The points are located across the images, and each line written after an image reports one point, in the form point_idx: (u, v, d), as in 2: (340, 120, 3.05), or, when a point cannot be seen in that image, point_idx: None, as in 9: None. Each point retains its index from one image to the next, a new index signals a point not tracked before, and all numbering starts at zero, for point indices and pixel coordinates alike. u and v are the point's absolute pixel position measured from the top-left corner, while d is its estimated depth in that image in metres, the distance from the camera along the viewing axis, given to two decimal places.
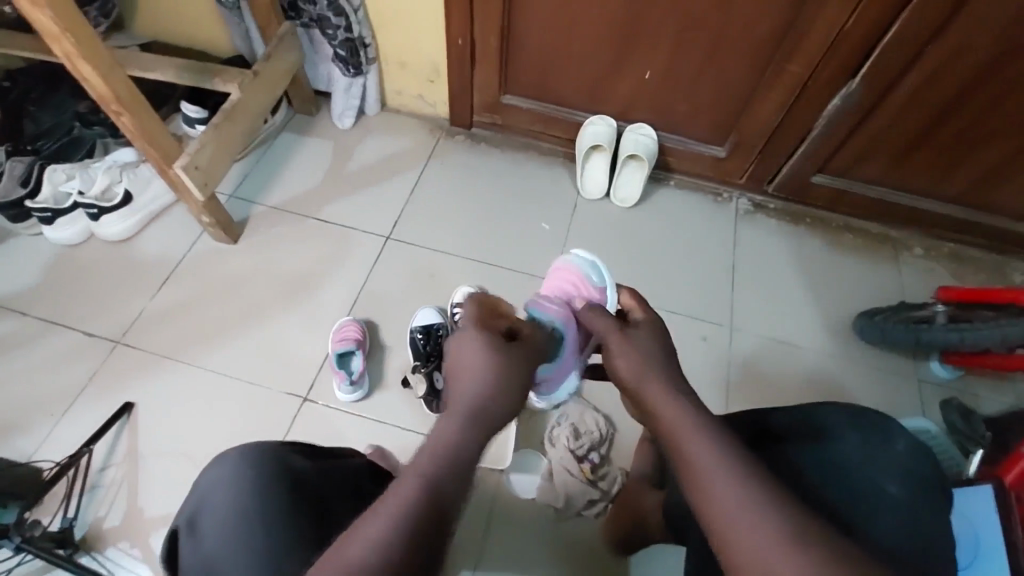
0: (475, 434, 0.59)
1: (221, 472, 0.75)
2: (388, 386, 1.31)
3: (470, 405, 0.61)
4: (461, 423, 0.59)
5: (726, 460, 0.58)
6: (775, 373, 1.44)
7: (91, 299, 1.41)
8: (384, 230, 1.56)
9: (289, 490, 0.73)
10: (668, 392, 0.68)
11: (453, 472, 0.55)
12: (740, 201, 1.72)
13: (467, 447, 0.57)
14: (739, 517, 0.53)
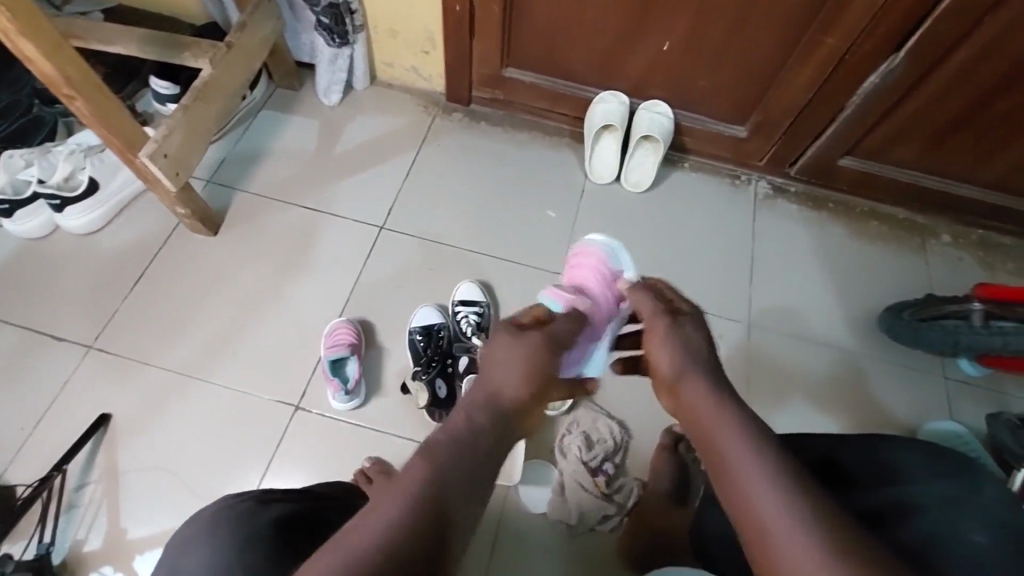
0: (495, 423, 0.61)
1: (211, 517, 0.68)
2: (387, 391, 1.22)
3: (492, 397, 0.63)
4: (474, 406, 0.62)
5: (779, 487, 0.53)
6: (797, 371, 1.36)
7: (60, 298, 1.29)
8: (377, 220, 1.44)
9: (287, 539, 0.66)
10: (711, 399, 0.63)
11: (461, 460, 0.56)
12: (759, 185, 1.61)
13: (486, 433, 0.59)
14: (779, 526, 0.50)
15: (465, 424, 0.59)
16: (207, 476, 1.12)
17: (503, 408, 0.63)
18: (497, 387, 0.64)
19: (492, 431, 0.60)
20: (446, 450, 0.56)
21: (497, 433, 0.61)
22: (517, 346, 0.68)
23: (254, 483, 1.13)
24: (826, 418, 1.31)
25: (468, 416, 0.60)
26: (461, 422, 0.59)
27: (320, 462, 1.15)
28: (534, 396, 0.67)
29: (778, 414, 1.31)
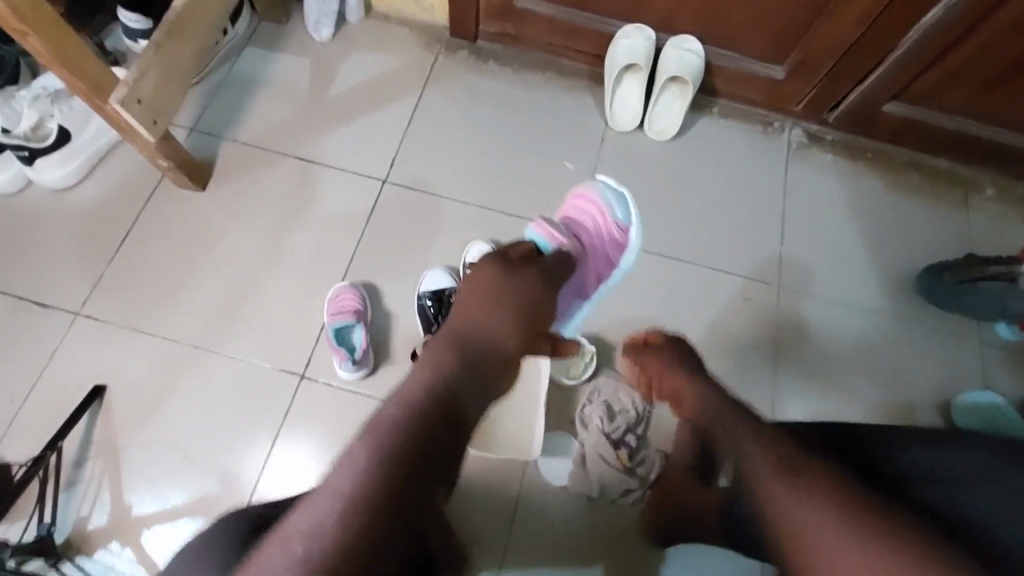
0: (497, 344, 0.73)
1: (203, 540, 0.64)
2: (396, 360, 1.16)
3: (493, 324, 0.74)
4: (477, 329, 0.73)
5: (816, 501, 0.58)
6: (825, 336, 1.30)
7: (38, 262, 1.19)
8: (379, 173, 1.32)
9: None
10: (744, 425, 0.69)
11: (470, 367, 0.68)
12: (793, 132, 1.48)
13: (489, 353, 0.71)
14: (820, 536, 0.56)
15: (432, 371, 0.66)
16: (212, 450, 1.08)
17: (497, 334, 0.74)
18: (479, 329, 0.73)
19: (461, 373, 0.67)
20: (415, 391, 0.63)
21: (466, 374, 0.67)
22: (508, 287, 0.79)
23: (264, 449, 1.09)
24: (852, 384, 1.27)
25: (437, 361, 0.67)
26: (429, 365, 0.67)
27: (330, 434, 1.10)
28: (501, 338, 0.73)
29: (803, 381, 1.26)
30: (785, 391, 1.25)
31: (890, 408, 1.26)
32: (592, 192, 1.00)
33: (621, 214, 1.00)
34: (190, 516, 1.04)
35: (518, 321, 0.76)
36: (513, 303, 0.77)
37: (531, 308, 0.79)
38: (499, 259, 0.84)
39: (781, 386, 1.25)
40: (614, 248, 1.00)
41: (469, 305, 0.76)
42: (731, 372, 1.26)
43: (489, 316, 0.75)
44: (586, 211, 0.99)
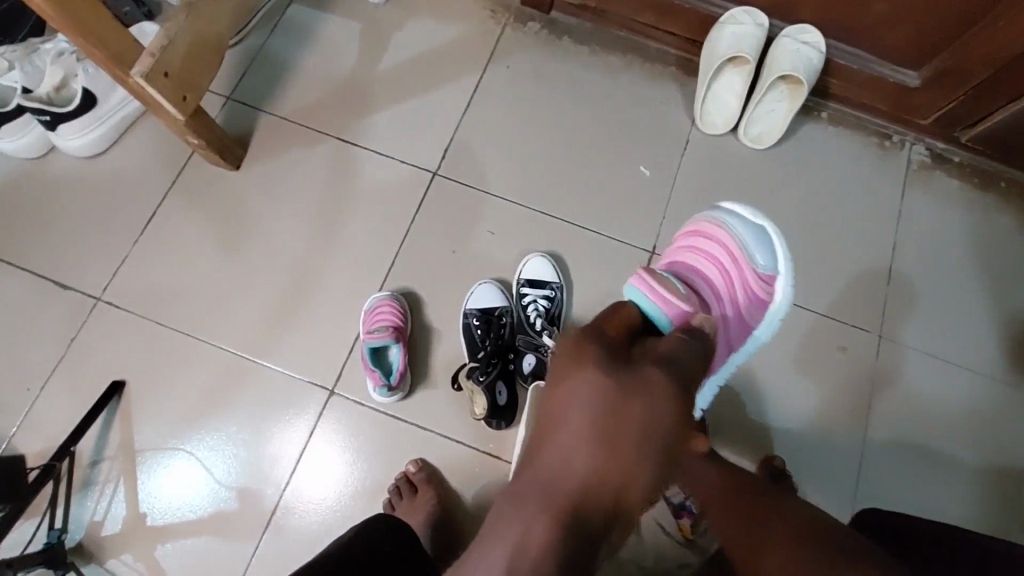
0: (604, 469, 0.52)
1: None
2: (435, 383, 1.04)
3: (598, 438, 0.53)
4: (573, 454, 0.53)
5: None
6: (927, 399, 1.12)
7: (61, 237, 1.10)
8: (430, 164, 1.17)
9: None
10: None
11: (561, 526, 0.51)
12: (914, 150, 1.25)
13: (591, 487, 0.52)
14: None
15: (512, 549, 0.52)
16: (232, 462, 1.00)
17: (603, 462, 0.52)
18: (579, 457, 0.53)
19: (551, 546, 0.51)
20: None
21: (557, 553, 0.51)
22: (614, 386, 0.55)
23: (286, 469, 1.00)
24: (952, 458, 1.09)
25: (517, 536, 0.52)
26: (507, 539, 0.52)
27: (357, 458, 1.01)
28: (607, 489, 0.52)
29: (895, 450, 1.09)
30: (872, 458, 1.09)
31: (995, 491, 1.08)
32: (727, 233, 0.86)
33: (762, 262, 0.86)
34: (205, 534, 0.97)
35: (634, 457, 0.53)
36: (628, 436, 0.53)
37: (658, 436, 0.54)
38: (602, 346, 0.59)
39: (869, 452, 1.09)
40: (753, 304, 0.85)
41: (557, 439, 0.54)
42: (809, 431, 1.10)
43: (590, 461, 0.52)
44: (719, 256, 0.84)
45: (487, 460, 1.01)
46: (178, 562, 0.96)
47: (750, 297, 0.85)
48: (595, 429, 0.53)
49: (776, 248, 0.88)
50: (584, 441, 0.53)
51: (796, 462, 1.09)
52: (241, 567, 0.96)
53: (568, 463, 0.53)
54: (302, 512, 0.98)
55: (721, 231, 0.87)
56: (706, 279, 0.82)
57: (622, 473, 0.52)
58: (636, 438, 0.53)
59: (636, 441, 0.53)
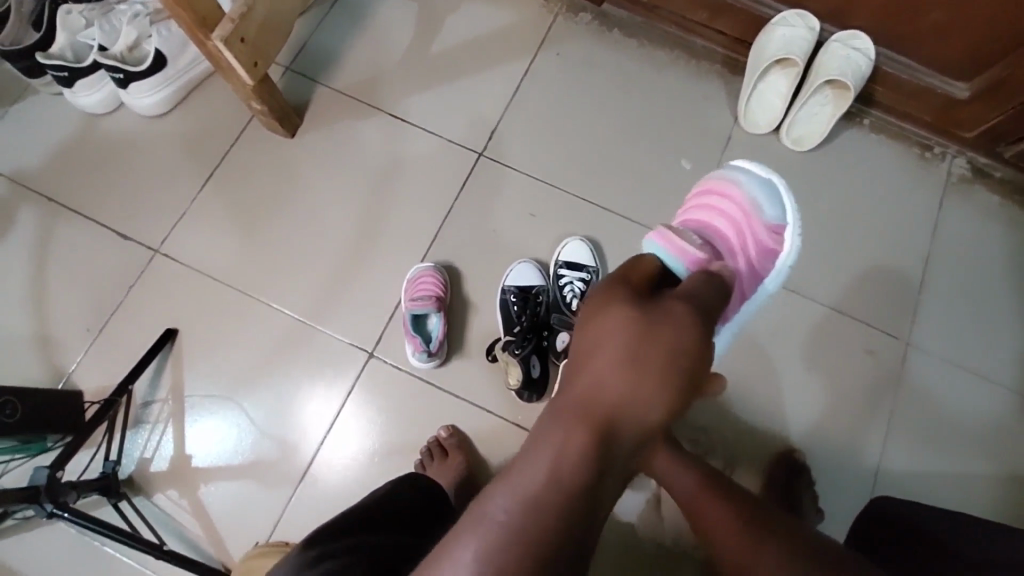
0: (637, 385, 0.54)
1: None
2: (469, 353, 1.08)
3: (631, 359, 0.55)
4: (606, 374, 0.54)
5: None
6: (950, 408, 1.13)
7: (124, 191, 1.16)
8: (476, 145, 1.20)
9: None
10: None
11: (598, 439, 0.51)
12: (954, 162, 1.25)
13: (625, 403, 0.53)
14: None
15: (551, 460, 0.50)
16: (272, 413, 1.05)
17: (636, 378, 0.54)
18: (613, 375, 0.54)
19: (589, 455, 0.50)
20: (528, 497, 0.48)
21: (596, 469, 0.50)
22: (640, 318, 0.58)
23: (325, 423, 1.05)
24: (971, 467, 1.11)
25: (555, 448, 0.51)
26: (546, 457, 0.50)
27: (392, 419, 1.05)
28: (637, 408, 0.54)
29: (914, 455, 1.11)
30: (890, 460, 1.11)
31: (1010, 502, 1.09)
32: (737, 189, 0.88)
33: (771, 213, 0.88)
34: (246, 478, 1.02)
35: (661, 375, 0.55)
36: (658, 366, 0.55)
37: (684, 367, 0.56)
38: (625, 288, 0.62)
39: (888, 455, 1.11)
40: (765, 254, 0.87)
41: (591, 370, 0.56)
42: (830, 430, 1.12)
43: (626, 387, 0.54)
44: (729, 209, 0.87)
45: (516, 432, 1.05)
46: (218, 502, 1.01)
47: (761, 248, 0.87)
48: (627, 351, 0.55)
49: (785, 202, 0.90)
50: (616, 361, 0.55)
51: (815, 458, 1.11)
52: (277, 511, 1.01)
53: (602, 382, 0.54)
54: (336, 464, 1.03)
55: (730, 186, 0.89)
56: (722, 234, 0.85)
57: (653, 402, 0.54)
58: (662, 361, 0.55)
59: (662, 365, 0.55)
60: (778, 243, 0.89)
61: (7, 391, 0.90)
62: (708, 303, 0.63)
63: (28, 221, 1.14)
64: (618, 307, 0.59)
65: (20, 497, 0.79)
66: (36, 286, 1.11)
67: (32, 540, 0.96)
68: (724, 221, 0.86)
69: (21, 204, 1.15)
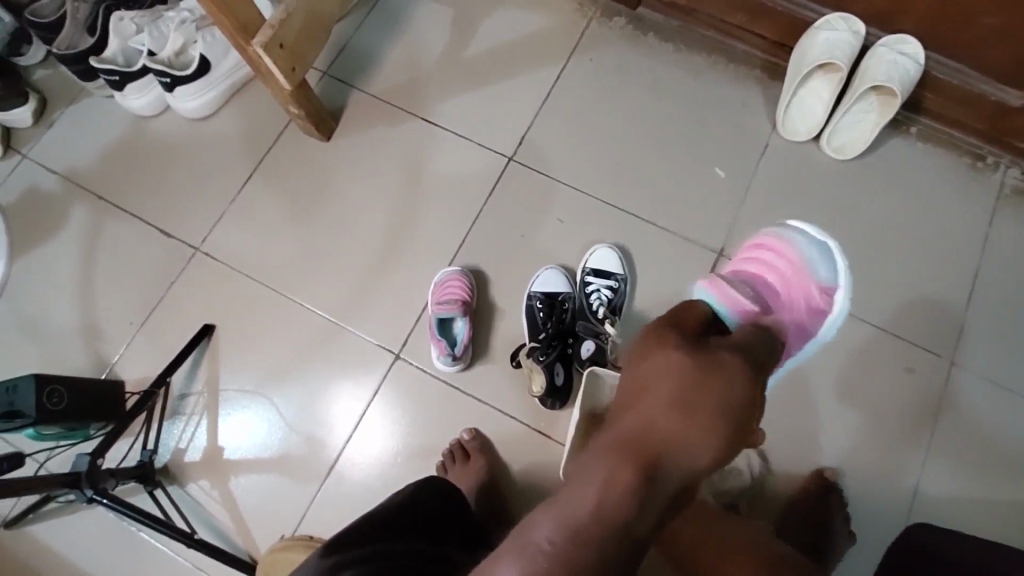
0: (692, 427, 0.50)
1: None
2: (493, 358, 1.08)
3: (686, 399, 0.51)
4: (658, 411, 0.51)
5: None
6: (996, 434, 1.07)
7: (168, 190, 1.21)
8: (506, 150, 1.21)
9: None
10: None
11: (647, 480, 0.47)
12: (1009, 173, 1.18)
13: (678, 443, 0.49)
14: None
15: (595, 496, 0.46)
16: (301, 409, 1.08)
17: (690, 420, 0.50)
18: (665, 415, 0.50)
19: (636, 496, 0.46)
20: (568, 528, 0.45)
21: (642, 509, 0.46)
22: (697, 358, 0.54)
23: (351, 421, 1.07)
24: (1017, 498, 1.05)
25: (601, 483, 0.47)
26: (591, 488, 0.46)
27: (415, 421, 1.07)
28: (691, 452, 0.49)
29: (955, 481, 1.06)
30: (929, 485, 1.06)
31: None
32: (792, 246, 0.86)
33: (823, 274, 0.86)
34: (274, 472, 1.05)
35: (717, 419, 0.51)
36: (713, 409, 0.51)
37: (741, 414, 0.52)
38: (681, 327, 0.59)
39: (926, 479, 1.06)
40: (812, 314, 0.84)
41: (643, 404, 0.52)
42: (864, 451, 1.08)
43: (677, 426, 0.50)
44: (783, 265, 0.84)
45: (538, 439, 1.04)
46: (247, 494, 1.04)
47: (810, 307, 0.84)
48: (682, 391, 0.51)
49: (838, 265, 0.89)
50: (670, 400, 0.51)
51: (848, 480, 1.07)
52: (303, 506, 1.03)
53: (653, 420, 0.50)
54: (361, 463, 1.05)
55: (785, 241, 0.87)
56: (774, 284, 0.83)
57: (706, 446, 0.50)
58: (719, 405, 0.51)
59: (720, 408, 0.51)
60: (826, 304, 0.86)
61: (53, 380, 0.91)
62: (765, 354, 0.59)
63: (79, 218, 1.20)
64: (675, 344, 0.55)
65: (65, 482, 0.84)
66: (84, 280, 1.17)
67: (75, 521, 1.01)
68: (775, 273, 0.83)
69: (73, 201, 1.21)
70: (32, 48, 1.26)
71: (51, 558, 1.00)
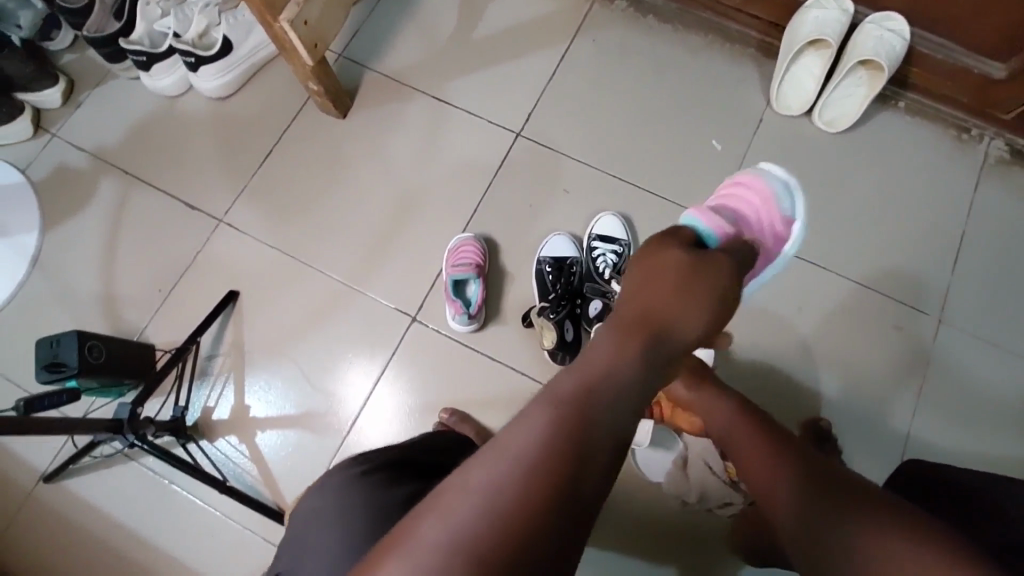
0: (688, 308, 0.55)
1: (330, 494, 0.65)
2: (505, 320, 1.14)
3: (680, 287, 0.56)
4: (657, 295, 0.55)
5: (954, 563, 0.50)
6: (983, 387, 1.13)
7: (193, 166, 1.27)
8: (514, 125, 1.27)
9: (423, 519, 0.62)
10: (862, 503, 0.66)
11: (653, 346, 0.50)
12: (993, 143, 1.25)
13: (677, 321, 0.54)
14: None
15: (610, 354, 0.48)
16: (323, 369, 1.13)
17: (684, 303, 0.55)
18: (663, 298, 0.55)
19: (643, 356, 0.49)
20: (589, 377, 0.46)
21: (651, 365, 0.49)
22: (690, 259, 0.60)
23: (371, 379, 1.13)
24: (1005, 447, 1.10)
25: (613, 345, 0.49)
26: (608, 350, 0.49)
27: (432, 379, 1.12)
28: (686, 328, 0.54)
29: (945, 432, 1.12)
30: (919, 434, 1.12)
31: None
32: (761, 182, 0.95)
33: (786, 208, 0.94)
34: (299, 427, 1.11)
35: (707, 303, 0.56)
36: (705, 292, 0.57)
37: (726, 301, 0.58)
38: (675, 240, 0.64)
39: (917, 430, 1.12)
40: (776, 239, 0.91)
41: (646, 291, 0.56)
42: (858, 404, 1.14)
43: (675, 308, 0.54)
44: (754, 199, 0.90)
45: None
46: (273, 448, 1.10)
47: (774, 232, 0.91)
48: (677, 279, 0.56)
49: (796, 207, 0.98)
50: (669, 286, 0.56)
51: (844, 431, 1.13)
52: (326, 459, 1.09)
53: (656, 301, 0.54)
54: (380, 418, 1.11)
55: (754, 179, 0.95)
56: (747, 210, 0.89)
57: (696, 325, 0.55)
58: (709, 293, 0.57)
59: (711, 296, 0.57)
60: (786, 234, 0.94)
61: (92, 336, 0.97)
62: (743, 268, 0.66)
63: (108, 191, 1.26)
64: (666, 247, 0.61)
65: (108, 427, 0.89)
66: (113, 250, 1.22)
67: (110, 475, 1.06)
68: (746, 202, 0.90)
69: (102, 177, 1.27)
70: (61, 33, 1.32)
71: (89, 508, 1.05)
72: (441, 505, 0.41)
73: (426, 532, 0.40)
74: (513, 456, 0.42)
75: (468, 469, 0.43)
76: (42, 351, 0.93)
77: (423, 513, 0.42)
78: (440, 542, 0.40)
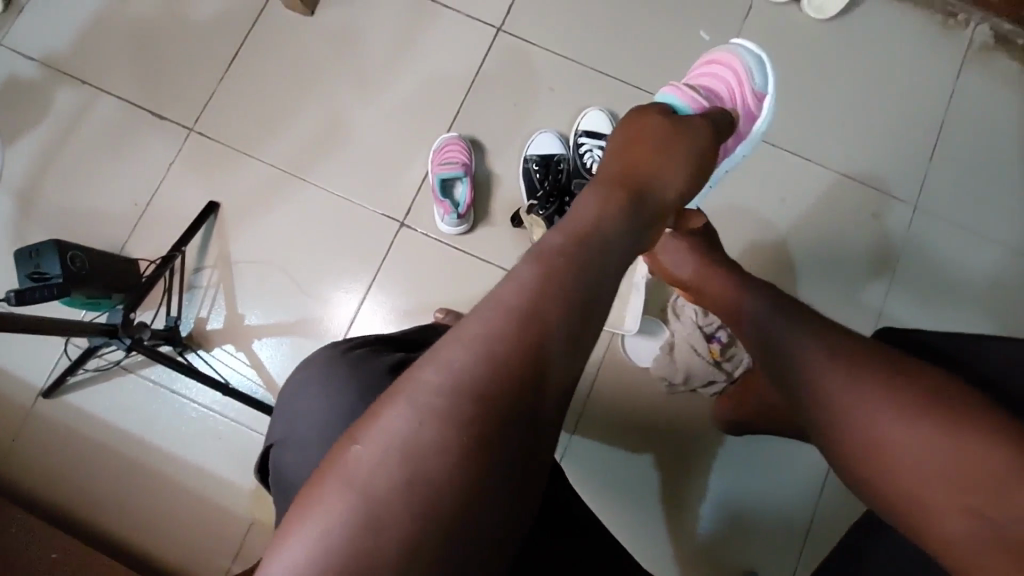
0: (676, 168, 0.57)
1: (313, 370, 0.59)
2: (495, 222, 1.14)
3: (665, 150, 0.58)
4: (642, 158, 0.56)
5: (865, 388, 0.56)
6: (952, 271, 1.18)
7: (155, 71, 1.19)
8: (495, 20, 1.20)
9: None
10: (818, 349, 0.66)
11: (637, 204, 0.52)
12: (978, 30, 1.24)
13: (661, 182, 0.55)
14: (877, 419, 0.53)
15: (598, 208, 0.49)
16: (314, 278, 1.13)
17: (671, 167, 0.57)
18: (652, 159, 0.57)
19: (630, 209, 0.50)
20: (577, 231, 0.46)
21: (638, 217, 0.51)
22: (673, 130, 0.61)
23: (363, 286, 1.13)
24: (969, 325, 1.16)
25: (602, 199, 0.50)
26: (593, 206, 0.49)
27: (423, 281, 1.13)
28: (675, 183, 0.57)
29: (914, 312, 1.16)
30: (891, 311, 1.17)
31: None
32: (736, 57, 0.90)
33: (758, 82, 0.90)
34: (300, 335, 1.12)
35: (683, 166, 0.58)
36: (688, 141, 0.60)
37: (706, 162, 0.61)
38: (656, 109, 0.64)
39: (888, 311, 1.16)
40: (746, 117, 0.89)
41: (636, 151, 0.57)
42: (836, 289, 1.17)
43: (663, 166, 0.56)
44: (726, 73, 0.89)
45: None
46: (270, 355, 1.11)
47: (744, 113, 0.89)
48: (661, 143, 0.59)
49: (770, 79, 0.92)
50: (651, 151, 0.57)
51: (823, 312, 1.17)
52: None
53: (644, 163, 0.56)
54: (375, 322, 1.12)
55: (724, 54, 0.92)
56: (716, 87, 0.89)
57: (683, 183, 0.57)
58: (690, 152, 0.60)
59: (693, 160, 0.59)
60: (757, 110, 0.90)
61: (71, 246, 0.94)
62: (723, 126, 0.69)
63: (66, 103, 1.18)
64: (646, 117, 0.61)
65: (104, 330, 0.89)
66: (78, 166, 1.17)
67: (108, 387, 1.07)
68: (714, 77, 0.90)
69: (55, 87, 1.19)
70: None
71: (94, 419, 1.07)
72: (440, 354, 0.41)
73: (427, 379, 0.40)
74: (504, 305, 0.41)
75: (463, 323, 0.42)
76: (22, 263, 0.91)
77: (420, 365, 0.41)
78: (449, 380, 0.39)
